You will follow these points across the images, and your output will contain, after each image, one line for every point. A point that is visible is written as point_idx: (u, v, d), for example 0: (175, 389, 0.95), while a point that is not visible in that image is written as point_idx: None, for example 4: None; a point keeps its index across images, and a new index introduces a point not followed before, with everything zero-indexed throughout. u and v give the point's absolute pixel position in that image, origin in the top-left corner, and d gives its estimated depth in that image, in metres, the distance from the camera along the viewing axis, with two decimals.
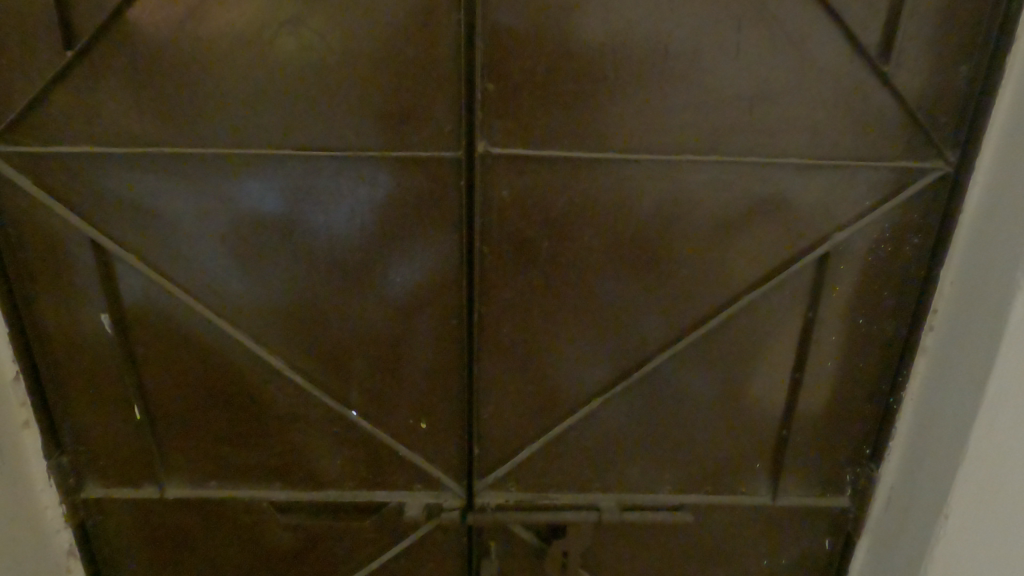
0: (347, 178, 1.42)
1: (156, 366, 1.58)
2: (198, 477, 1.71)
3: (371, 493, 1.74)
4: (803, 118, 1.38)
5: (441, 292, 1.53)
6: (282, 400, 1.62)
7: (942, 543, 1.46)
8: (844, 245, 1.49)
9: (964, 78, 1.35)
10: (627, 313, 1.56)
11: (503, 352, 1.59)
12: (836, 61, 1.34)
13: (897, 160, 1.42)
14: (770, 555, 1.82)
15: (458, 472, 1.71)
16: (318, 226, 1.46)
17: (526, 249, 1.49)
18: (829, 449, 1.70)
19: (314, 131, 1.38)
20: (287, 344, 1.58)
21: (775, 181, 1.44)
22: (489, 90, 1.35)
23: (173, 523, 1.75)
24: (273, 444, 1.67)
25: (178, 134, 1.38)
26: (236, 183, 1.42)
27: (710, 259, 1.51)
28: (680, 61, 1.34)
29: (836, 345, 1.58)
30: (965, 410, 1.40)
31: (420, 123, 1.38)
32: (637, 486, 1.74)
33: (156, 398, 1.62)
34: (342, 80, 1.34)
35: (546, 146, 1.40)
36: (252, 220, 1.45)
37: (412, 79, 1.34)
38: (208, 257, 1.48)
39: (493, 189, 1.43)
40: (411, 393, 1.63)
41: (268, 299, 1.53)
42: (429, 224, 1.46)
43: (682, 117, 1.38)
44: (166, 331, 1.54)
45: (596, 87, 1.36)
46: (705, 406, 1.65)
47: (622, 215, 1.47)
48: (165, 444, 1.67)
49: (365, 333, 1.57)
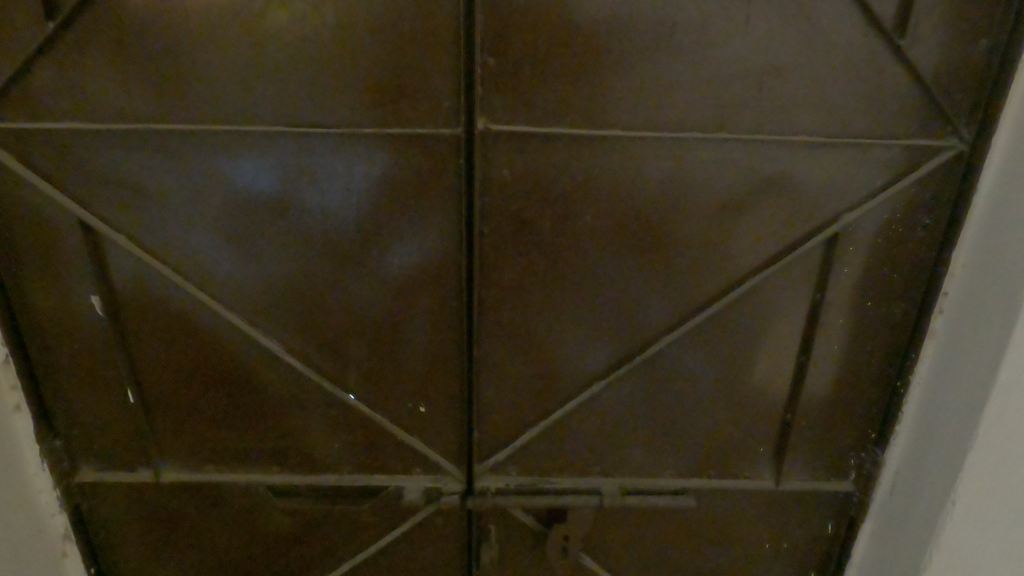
0: (340, 158, 1.38)
1: (148, 349, 1.55)
2: (194, 460, 1.69)
3: (369, 477, 1.71)
4: (815, 94, 1.34)
5: (440, 273, 1.49)
6: (279, 382, 1.59)
7: (949, 529, 1.43)
8: (853, 226, 1.45)
9: (984, 52, 1.29)
10: (631, 294, 1.53)
11: (501, 334, 1.56)
12: (848, 36, 1.29)
13: (911, 139, 1.37)
14: (772, 539, 1.80)
15: (458, 455, 1.69)
16: (311, 206, 1.42)
17: (527, 228, 1.45)
18: (834, 433, 1.67)
19: (307, 108, 1.34)
20: (282, 325, 1.55)
21: (781, 160, 1.40)
22: (490, 65, 1.30)
23: (169, 508, 1.73)
24: (269, 426, 1.64)
25: (166, 112, 1.33)
26: (227, 160, 1.38)
27: (715, 239, 1.47)
28: (688, 36, 1.29)
29: (843, 329, 1.55)
30: (974, 395, 1.36)
31: (418, 101, 1.33)
32: (639, 471, 1.72)
33: (149, 381, 1.59)
34: (336, 56, 1.29)
35: (547, 124, 1.36)
36: (243, 200, 1.41)
37: (408, 55, 1.29)
38: (198, 238, 1.45)
39: (492, 168, 1.39)
40: (408, 375, 1.60)
41: (261, 279, 1.49)
42: (427, 203, 1.42)
43: (690, 93, 1.34)
44: (159, 314, 1.51)
45: (601, 62, 1.31)
46: (707, 389, 1.62)
47: (625, 193, 1.43)
48: (159, 428, 1.64)
49: (361, 314, 1.54)
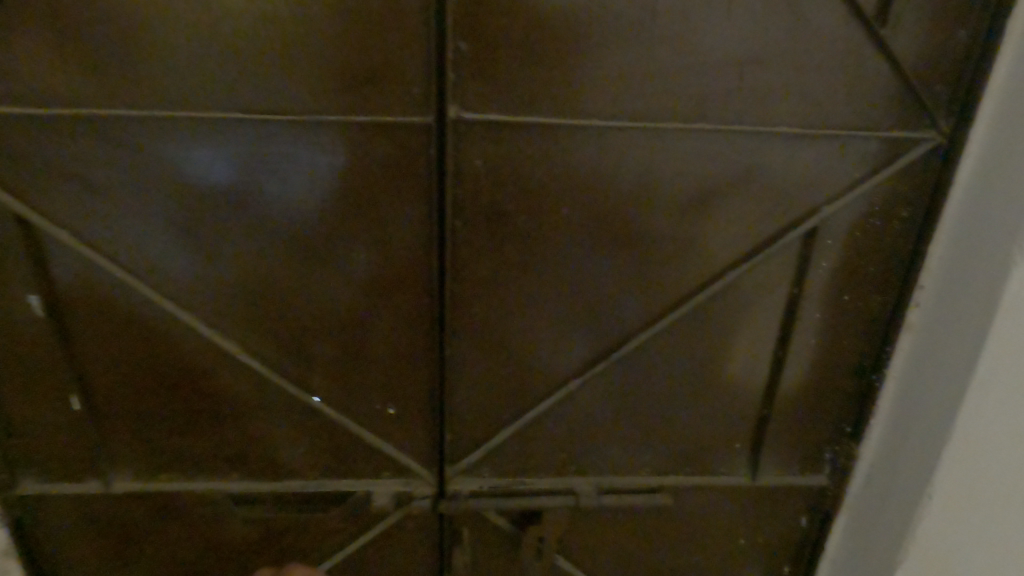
0: (303, 147, 1.30)
1: (95, 351, 1.45)
2: (147, 469, 1.59)
3: (336, 482, 1.64)
4: (795, 84, 1.31)
5: (410, 268, 1.43)
6: (238, 384, 1.50)
7: (924, 523, 1.43)
8: (830, 219, 1.43)
9: (963, 43, 1.28)
10: (607, 289, 1.49)
11: (474, 331, 1.50)
12: (831, 25, 1.26)
13: (890, 131, 1.35)
14: (747, 535, 1.79)
15: (429, 456, 1.63)
16: (272, 198, 1.34)
17: (500, 221, 1.39)
18: (810, 428, 1.65)
19: (265, 93, 1.25)
20: (240, 325, 1.46)
21: (761, 152, 1.37)
22: (462, 49, 1.24)
23: (121, 520, 1.63)
24: (227, 431, 1.55)
25: (111, 96, 1.23)
26: (179, 148, 1.28)
27: (693, 232, 1.44)
28: (669, 23, 1.24)
29: (819, 323, 1.53)
30: (952, 389, 1.36)
31: (387, 86, 1.26)
32: (614, 469, 1.68)
33: (96, 386, 1.48)
34: (297, 37, 1.21)
35: (522, 113, 1.30)
36: (197, 191, 1.32)
37: (375, 37, 1.22)
38: (148, 233, 1.35)
39: (465, 158, 1.33)
40: (376, 374, 1.53)
41: (217, 275, 1.40)
42: (396, 195, 1.35)
43: (670, 81, 1.30)
44: (106, 314, 1.41)
45: (578, 48, 1.26)
46: (684, 385, 1.59)
47: (602, 185, 1.38)
48: (108, 435, 1.54)
49: (325, 312, 1.46)
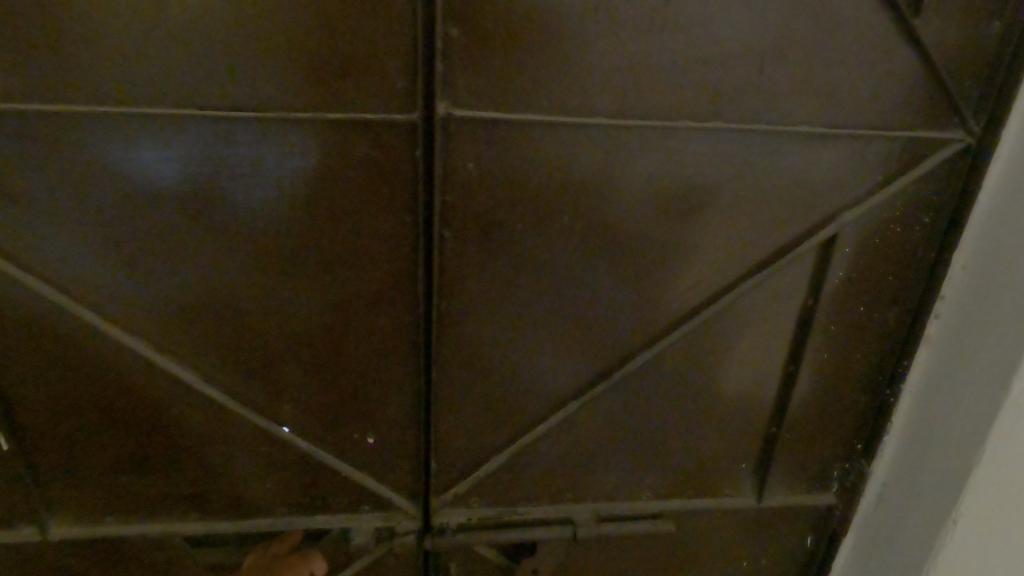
0: (268, 148, 1.13)
1: (25, 383, 1.25)
2: (90, 512, 1.40)
3: (310, 518, 1.48)
4: (819, 79, 1.19)
5: (392, 284, 1.27)
6: (196, 415, 1.33)
7: (948, 548, 1.34)
8: (850, 225, 1.32)
9: (996, 36, 1.18)
10: (609, 303, 1.36)
11: (462, 351, 1.35)
12: (859, 14, 1.14)
13: (915, 131, 1.25)
14: (750, 557, 1.68)
15: (413, 487, 1.48)
16: (231, 206, 1.17)
17: (494, 230, 1.25)
18: (819, 445, 1.56)
19: (224, 85, 1.08)
20: (198, 350, 1.28)
21: (779, 154, 1.25)
22: (452, 37, 1.08)
23: (60, 569, 1.44)
24: (184, 467, 1.38)
25: (36, 88, 1.04)
26: (121, 150, 1.10)
27: (703, 241, 1.32)
28: (685, 9, 1.11)
29: (833, 336, 1.43)
30: (980, 407, 1.27)
31: (366, 78, 1.10)
32: (613, 494, 1.56)
33: (28, 422, 1.29)
34: (260, 21, 1.04)
35: (518, 109, 1.15)
36: (143, 199, 1.14)
37: (351, 22, 1.05)
38: (85, 248, 1.16)
39: (455, 160, 1.18)
40: (353, 400, 1.38)
41: (170, 294, 1.22)
42: (377, 202, 1.20)
43: (684, 76, 1.16)
44: (37, 341, 1.21)
45: (583, 36, 1.11)
46: (689, 404, 1.48)
47: (606, 190, 1.25)
48: (43, 476, 1.35)
49: (296, 334, 1.29)
